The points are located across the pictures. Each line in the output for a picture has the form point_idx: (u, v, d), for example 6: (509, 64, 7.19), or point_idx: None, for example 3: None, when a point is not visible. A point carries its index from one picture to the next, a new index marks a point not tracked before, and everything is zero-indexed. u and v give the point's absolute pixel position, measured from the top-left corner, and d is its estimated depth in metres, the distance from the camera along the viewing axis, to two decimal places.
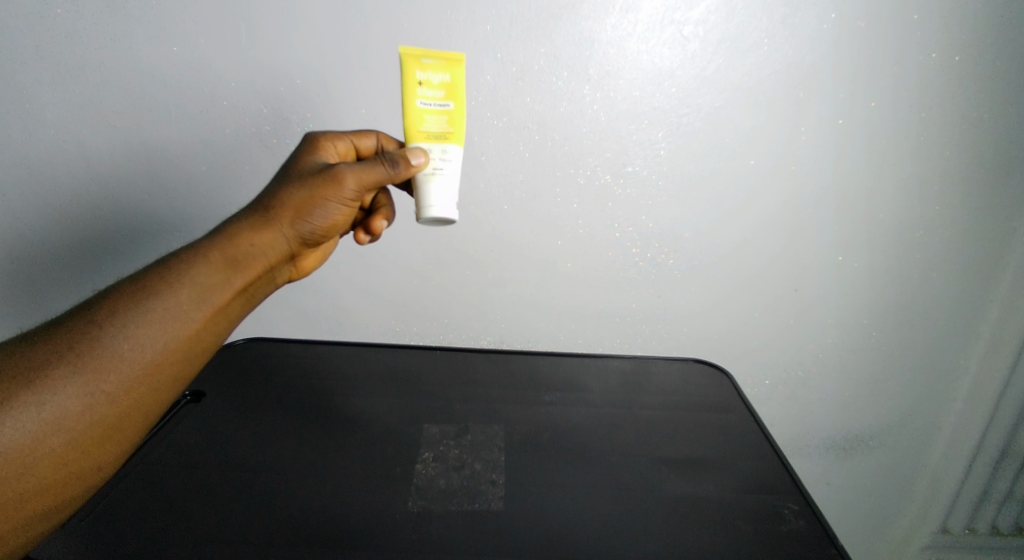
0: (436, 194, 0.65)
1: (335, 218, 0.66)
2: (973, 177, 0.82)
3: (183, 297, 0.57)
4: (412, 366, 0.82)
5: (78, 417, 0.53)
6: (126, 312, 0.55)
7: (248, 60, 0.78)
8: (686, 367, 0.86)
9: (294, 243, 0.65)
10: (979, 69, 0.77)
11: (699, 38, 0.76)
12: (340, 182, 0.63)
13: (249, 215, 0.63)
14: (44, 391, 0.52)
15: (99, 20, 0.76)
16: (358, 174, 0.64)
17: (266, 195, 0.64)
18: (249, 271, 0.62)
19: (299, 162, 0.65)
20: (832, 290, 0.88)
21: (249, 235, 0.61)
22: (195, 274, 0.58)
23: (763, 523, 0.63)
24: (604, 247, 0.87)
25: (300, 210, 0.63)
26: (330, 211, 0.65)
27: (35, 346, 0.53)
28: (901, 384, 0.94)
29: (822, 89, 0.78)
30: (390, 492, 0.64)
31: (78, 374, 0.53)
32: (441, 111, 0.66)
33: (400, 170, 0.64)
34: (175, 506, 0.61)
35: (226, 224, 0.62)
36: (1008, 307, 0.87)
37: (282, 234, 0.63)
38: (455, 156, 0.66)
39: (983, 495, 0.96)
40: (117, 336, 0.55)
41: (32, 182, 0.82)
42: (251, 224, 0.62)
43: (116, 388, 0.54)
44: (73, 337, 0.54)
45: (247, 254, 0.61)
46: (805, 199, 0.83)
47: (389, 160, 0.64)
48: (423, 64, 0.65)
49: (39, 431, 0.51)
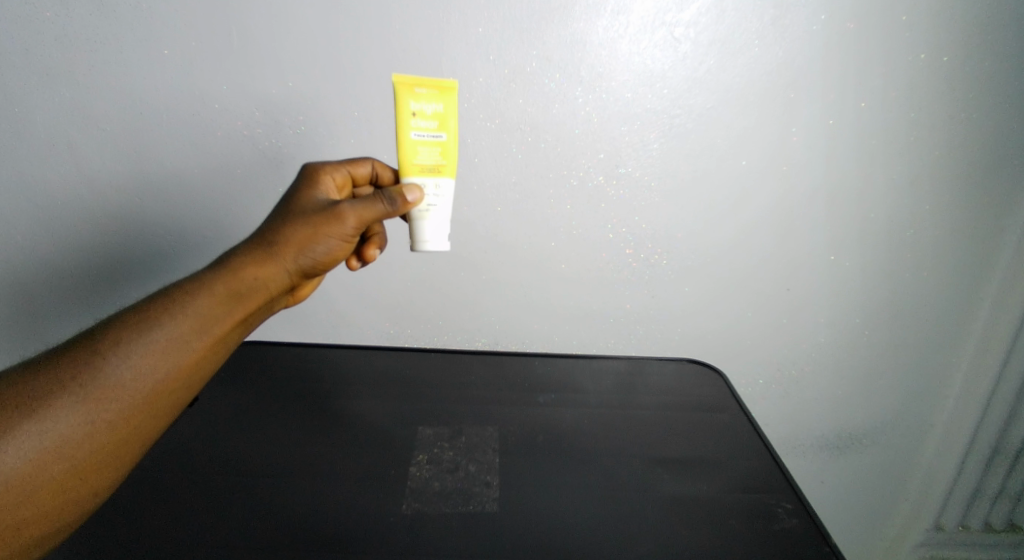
0: (429, 228, 0.68)
1: (333, 253, 0.66)
2: (962, 176, 0.82)
3: (186, 326, 0.57)
4: (406, 368, 0.82)
5: (79, 444, 0.53)
6: (129, 341, 0.55)
7: (239, 63, 0.77)
8: (679, 367, 0.87)
9: (295, 277, 0.65)
10: (967, 69, 0.77)
11: (690, 40, 0.77)
12: (341, 218, 0.64)
13: (252, 247, 0.62)
14: (45, 418, 0.52)
15: (88, 24, 0.75)
16: (358, 212, 0.65)
17: (269, 229, 0.63)
18: (252, 303, 0.61)
19: (301, 196, 0.65)
20: (824, 290, 0.88)
21: (253, 268, 0.61)
22: (199, 303, 0.58)
23: (756, 523, 0.63)
24: (598, 247, 0.87)
25: (302, 244, 0.63)
26: (329, 246, 0.65)
27: (37, 374, 0.53)
28: (895, 382, 0.94)
29: (812, 90, 0.78)
30: (384, 496, 0.64)
31: (80, 402, 0.53)
32: (434, 142, 0.66)
33: (398, 206, 0.65)
34: (173, 511, 0.61)
35: (230, 254, 0.62)
36: (998, 304, 0.88)
37: (284, 268, 0.63)
38: (447, 190, 0.67)
39: (976, 491, 0.97)
40: (119, 364, 0.54)
41: (24, 186, 0.81)
42: (254, 255, 0.62)
43: (117, 416, 0.54)
44: (75, 366, 0.54)
45: (251, 288, 0.61)
46: (796, 199, 0.84)
47: (387, 197, 0.65)
48: (416, 94, 0.65)
49: (39, 458, 0.51)
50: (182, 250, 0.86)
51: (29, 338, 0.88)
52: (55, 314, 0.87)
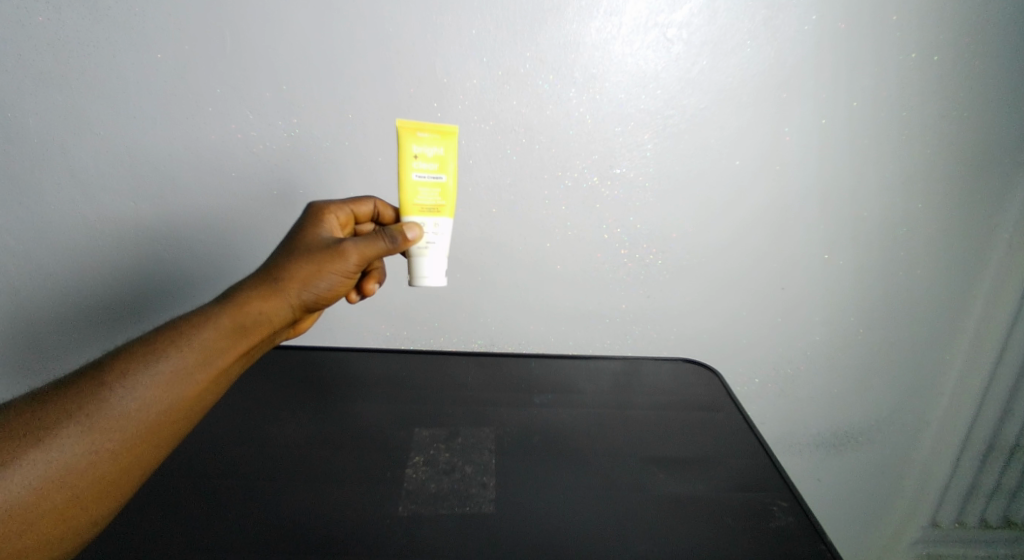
0: (427, 264, 0.70)
1: (333, 289, 0.67)
2: (954, 175, 0.83)
3: (190, 358, 0.58)
4: (401, 370, 0.82)
5: (82, 473, 0.54)
6: (135, 372, 0.56)
7: (233, 67, 0.77)
8: (675, 366, 0.87)
9: (298, 311, 0.66)
10: (957, 68, 0.78)
11: (683, 40, 0.77)
12: (343, 255, 0.66)
13: (258, 282, 0.64)
14: (51, 447, 0.53)
15: (82, 29, 0.76)
16: (361, 249, 0.66)
17: (274, 265, 0.65)
18: (255, 336, 0.63)
19: (306, 233, 0.67)
20: (819, 289, 0.89)
21: (257, 302, 0.63)
22: (204, 336, 0.59)
23: (752, 521, 0.63)
24: (593, 248, 0.87)
25: (305, 279, 0.65)
26: (330, 281, 0.66)
27: (45, 404, 0.54)
28: (890, 380, 0.94)
29: (803, 90, 0.79)
30: (380, 498, 0.63)
31: (85, 432, 0.54)
32: (434, 183, 0.69)
33: (398, 243, 0.67)
34: (170, 515, 0.61)
35: (236, 288, 0.63)
36: (991, 301, 0.88)
37: (288, 302, 0.64)
38: (445, 229, 0.70)
39: (971, 488, 0.97)
40: (125, 395, 0.56)
41: (17, 192, 0.81)
42: (259, 290, 0.63)
43: (120, 446, 0.55)
44: (80, 397, 0.55)
45: (256, 321, 0.62)
46: (789, 197, 0.84)
47: (388, 235, 0.67)
48: (419, 138, 0.68)
49: (43, 486, 0.52)
50: (176, 254, 0.85)
51: (21, 343, 0.88)
52: (48, 319, 0.87)
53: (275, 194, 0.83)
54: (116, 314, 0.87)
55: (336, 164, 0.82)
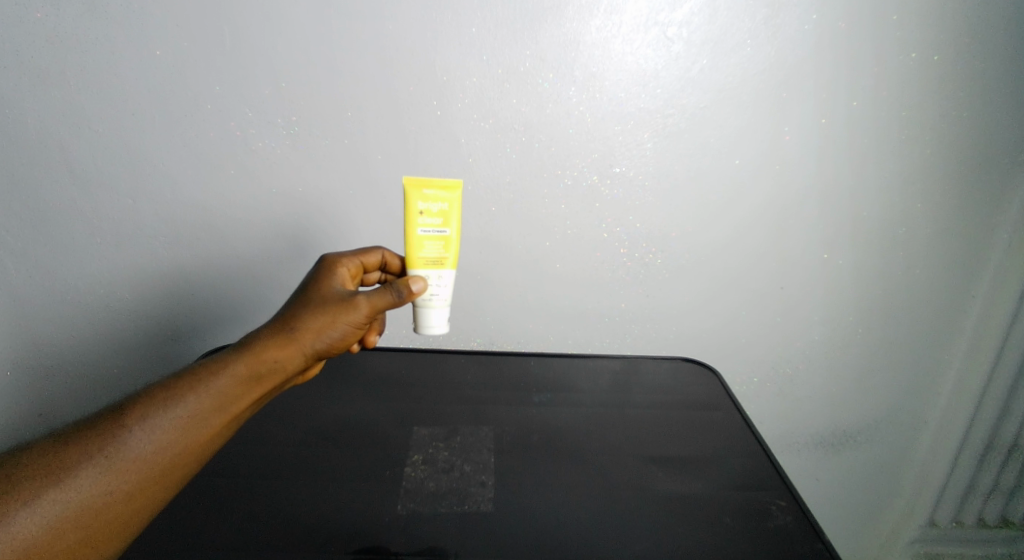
0: (433, 316, 0.70)
1: (342, 340, 0.66)
2: (952, 175, 0.83)
3: (207, 404, 0.58)
4: (401, 369, 0.82)
5: (96, 514, 0.53)
6: (154, 415, 0.56)
7: (233, 64, 0.77)
8: (674, 366, 0.87)
9: (308, 360, 0.65)
10: (956, 68, 0.78)
11: (683, 39, 0.77)
12: (354, 306, 0.66)
13: (273, 330, 0.63)
14: (69, 488, 0.53)
15: (80, 26, 0.75)
16: (370, 301, 0.66)
17: (289, 314, 0.65)
18: (268, 384, 0.62)
19: (318, 284, 0.67)
20: (817, 288, 0.89)
21: (273, 349, 0.62)
22: (220, 382, 0.59)
23: (751, 520, 0.63)
24: (593, 247, 0.87)
25: (318, 329, 0.64)
26: (339, 332, 0.66)
27: (65, 444, 0.54)
28: (889, 380, 0.94)
29: (803, 90, 0.79)
30: (380, 497, 0.63)
31: (102, 473, 0.54)
32: (439, 236, 0.69)
33: (403, 296, 0.67)
34: (166, 514, 0.61)
35: (252, 335, 0.63)
36: (989, 301, 0.88)
37: (301, 350, 0.64)
38: (448, 281, 0.70)
39: (969, 487, 0.97)
40: (143, 439, 0.55)
41: (15, 189, 0.81)
42: (274, 338, 0.63)
43: (135, 488, 0.55)
44: (99, 438, 0.55)
45: (270, 369, 0.62)
46: (788, 196, 0.84)
47: (395, 289, 0.67)
48: (424, 194, 0.68)
49: (58, 525, 0.52)
50: (174, 253, 0.85)
51: (20, 340, 0.88)
52: (47, 317, 0.87)
53: (275, 192, 0.83)
54: (115, 312, 0.87)
55: (335, 163, 0.82)
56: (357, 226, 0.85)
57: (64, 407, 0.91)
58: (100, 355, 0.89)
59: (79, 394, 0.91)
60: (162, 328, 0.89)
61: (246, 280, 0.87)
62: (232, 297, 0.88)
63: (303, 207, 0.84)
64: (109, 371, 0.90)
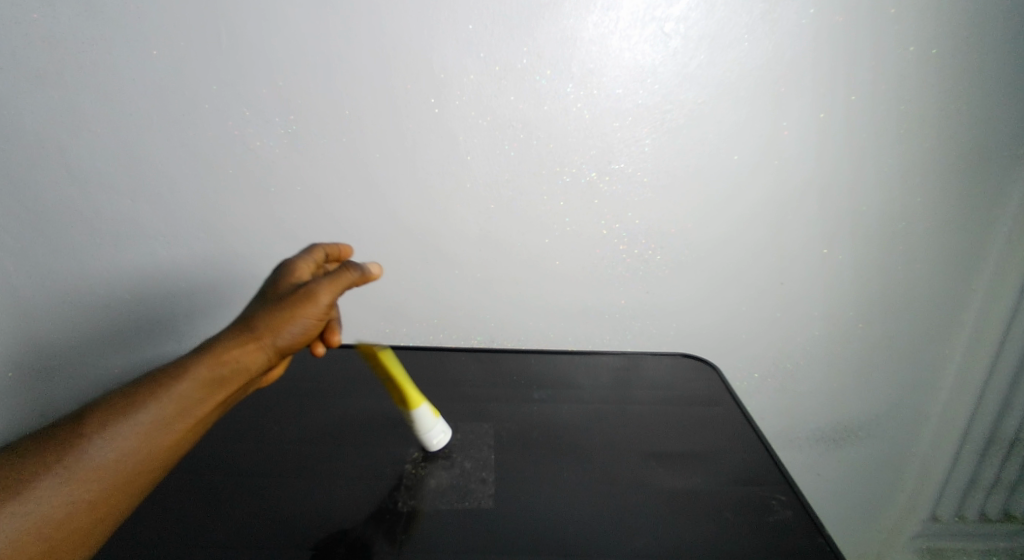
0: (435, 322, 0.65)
1: (304, 335, 0.63)
2: (951, 168, 0.83)
3: (169, 409, 0.56)
4: (401, 368, 0.82)
5: (58, 526, 0.52)
6: (114, 423, 0.54)
7: (230, 64, 0.77)
8: (674, 362, 0.87)
9: (275, 358, 0.63)
10: (955, 62, 0.78)
11: (680, 35, 0.77)
12: (313, 298, 0.62)
13: (235, 330, 0.60)
14: (28, 500, 0.51)
15: (78, 27, 0.75)
16: (331, 287, 0.63)
17: (251, 312, 0.61)
18: (234, 386, 0.60)
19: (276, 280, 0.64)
20: (816, 283, 0.89)
21: (237, 350, 0.59)
22: (182, 387, 0.57)
23: (751, 515, 0.63)
24: (592, 243, 0.87)
25: (282, 324, 0.61)
26: (301, 327, 0.62)
27: (21, 457, 0.52)
28: (889, 374, 0.94)
29: (801, 84, 0.79)
30: (380, 494, 0.64)
31: (62, 484, 0.52)
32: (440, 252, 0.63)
33: (364, 274, 0.64)
34: (167, 512, 0.61)
35: (214, 336, 0.60)
36: (990, 294, 0.88)
37: (265, 348, 0.61)
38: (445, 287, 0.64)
39: (971, 481, 0.97)
40: (102, 447, 0.54)
41: (14, 191, 0.81)
42: (238, 338, 0.60)
43: (97, 497, 0.53)
44: (56, 449, 0.53)
45: (234, 370, 0.59)
46: (787, 191, 0.84)
47: (354, 267, 0.64)
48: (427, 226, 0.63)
49: (18, 540, 0.51)
50: (174, 253, 0.85)
51: (21, 342, 0.88)
52: (47, 318, 0.87)
53: (274, 191, 0.83)
54: (115, 313, 0.87)
55: (333, 161, 0.82)
56: (356, 224, 0.85)
57: (64, 408, 0.91)
58: (101, 356, 0.89)
59: (80, 395, 0.91)
60: (163, 328, 0.89)
61: (245, 280, 0.87)
62: (232, 296, 0.88)
63: (301, 206, 0.84)
64: (110, 372, 0.90)
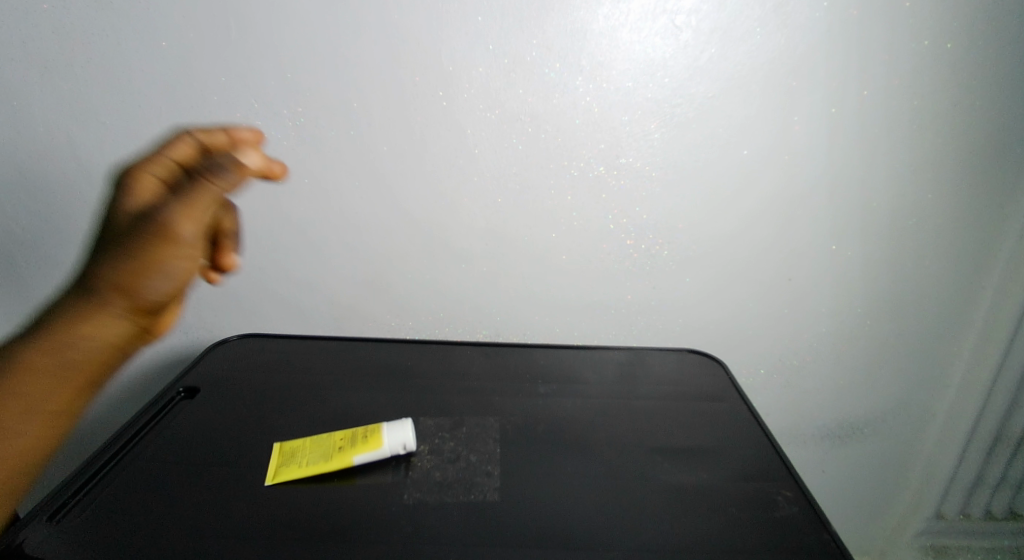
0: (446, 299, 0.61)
1: (178, 283, 0.58)
2: (963, 164, 0.82)
3: (21, 389, 0.56)
4: (407, 361, 0.82)
5: None
6: None
7: (239, 55, 0.77)
8: (681, 357, 0.86)
9: (145, 318, 0.58)
10: (968, 57, 0.77)
11: (691, 28, 0.76)
12: (170, 231, 0.56)
13: (74, 296, 0.57)
14: None
15: (86, 17, 0.75)
16: (183, 213, 0.57)
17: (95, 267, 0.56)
18: (95, 357, 0.57)
19: (117, 209, 0.57)
20: (825, 279, 0.88)
21: (80, 321, 0.56)
22: (9, 370, 0.56)
23: (757, 510, 0.63)
24: (600, 238, 0.86)
25: (138, 275, 0.56)
26: (172, 275, 0.57)
27: None
28: (896, 372, 0.94)
29: (813, 79, 0.78)
30: (386, 486, 0.64)
31: None
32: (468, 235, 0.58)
33: (229, 172, 0.57)
34: (174, 502, 0.61)
35: (58, 306, 0.57)
36: (1000, 291, 0.88)
37: (127, 311, 0.57)
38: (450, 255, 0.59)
39: (976, 479, 0.97)
40: None
41: (22, 182, 0.81)
42: (79, 306, 0.56)
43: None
44: None
45: (81, 342, 0.56)
46: (797, 186, 0.83)
47: (219, 171, 0.57)
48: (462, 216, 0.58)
49: None
50: None
51: None
52: None
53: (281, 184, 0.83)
54: None
55: (340, 154, 0.82)
56: (362, 217, 0.85)
57: None
58: None
59: None
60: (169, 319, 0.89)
61: (252, 272, 0.87)
62: (239, 288, 0.88)
63: (308, 198, 0.84)
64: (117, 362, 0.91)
